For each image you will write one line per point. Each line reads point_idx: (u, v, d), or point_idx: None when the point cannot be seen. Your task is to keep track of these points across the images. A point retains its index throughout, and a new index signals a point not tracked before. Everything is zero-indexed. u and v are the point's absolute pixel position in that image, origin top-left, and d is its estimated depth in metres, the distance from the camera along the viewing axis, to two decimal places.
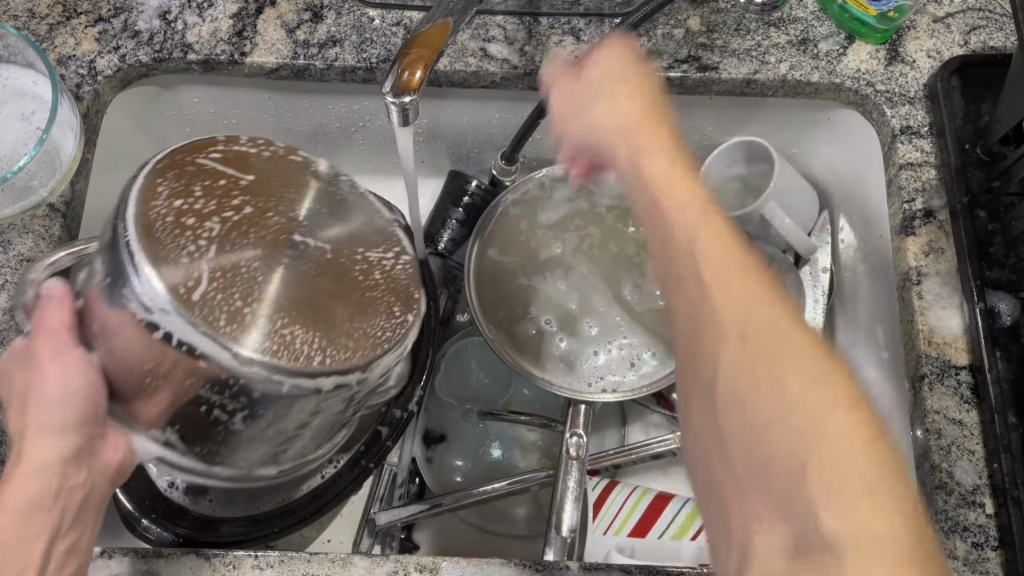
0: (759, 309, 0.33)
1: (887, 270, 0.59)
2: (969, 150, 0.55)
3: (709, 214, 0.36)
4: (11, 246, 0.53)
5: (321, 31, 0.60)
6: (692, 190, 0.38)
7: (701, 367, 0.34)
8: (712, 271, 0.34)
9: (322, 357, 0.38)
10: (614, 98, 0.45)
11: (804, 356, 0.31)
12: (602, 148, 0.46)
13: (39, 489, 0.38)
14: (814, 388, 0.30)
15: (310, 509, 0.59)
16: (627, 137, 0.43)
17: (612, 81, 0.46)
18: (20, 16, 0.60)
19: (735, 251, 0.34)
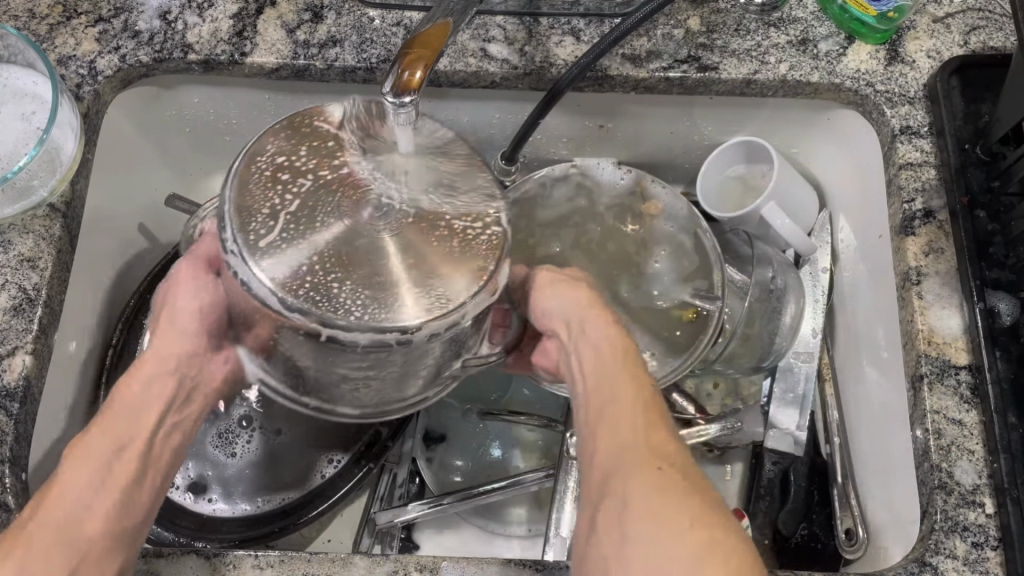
0: (631, 421, 0.39)
1: (887, 270, 0.59)
2: (969, 150, 0.55)
3: (607, 334, 0.43)
4: (11, 246, 0.53)
5: (321, 31, 0.60)
6: (617, 366, 0.41)
7: (607, 457, 0.39)
8: (600, 388, 0.41)
9: (361, 313, 0.36)
10: (571, 286, 0.45)
11: (662, 469, 0.37)
12: (561, 324, 0.44)
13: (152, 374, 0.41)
14: (672, 503, 0.36)
15: (311, 509, 0.59)
16: (571, 322, 0.44)
17: (571, 280, 0.45)
18: (20, 16, 0.60)
19: (623, 365, 0.41)
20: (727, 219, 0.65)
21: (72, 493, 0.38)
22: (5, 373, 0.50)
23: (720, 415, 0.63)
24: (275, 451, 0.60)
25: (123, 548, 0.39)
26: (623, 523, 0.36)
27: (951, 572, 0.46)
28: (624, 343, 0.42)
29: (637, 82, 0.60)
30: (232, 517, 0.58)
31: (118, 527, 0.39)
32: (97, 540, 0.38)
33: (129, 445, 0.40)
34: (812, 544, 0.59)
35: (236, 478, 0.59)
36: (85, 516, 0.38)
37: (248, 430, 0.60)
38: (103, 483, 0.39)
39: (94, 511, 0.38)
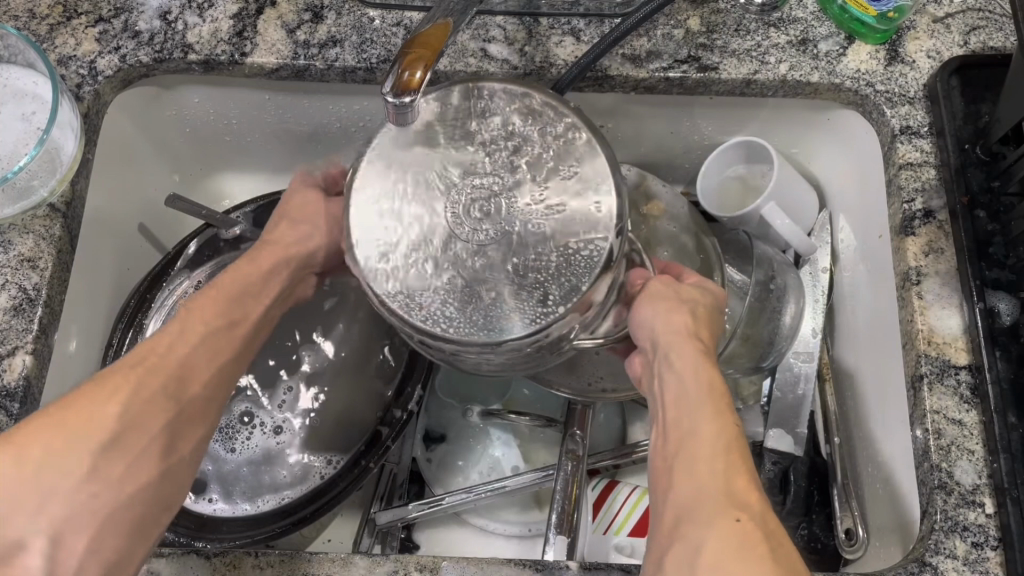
0: (710, 465, 0.39)
1: (887, 268, 0.59)
2: (969, 150, 0.55)
3: (699, 373, 0.42)
4: (11, 246, 0.53)
5: (321, 31, 0.60)
6: (708, 406, 0.41)
7: (684, 504, 0.38)
8: (682, 426, 0.41)
9: (444, 326, 0.41)
10: (672, 314, 0.45)
11: (739, 519, 0.37)
12: (653, 353, 0.45)
13: (268, 271, 0.51)
14: (748, 553, 0.35)
15: (310, 510, 0.59)
16: (661, 347, 0.44)
17: (678, 305, 0.46)
18: (20, 16, 0.60)
19: (711, 407, 0.41)
20: (727, 218, 0.65)
21: (188, 347, 0.44)
22: (5, 373, 0.50)
23: None
24: (275, 450, 0.60)
25: (208, 417, 0.45)
26: (692, 566, 0.36)
27: (951, 572, 0.46)
28: (715, 385, 0.42)
29: (637, 82, 0.60)
30: (233, 517, 0.58)
31: (212, 394, 0.45)
32: (196, 397, 0.43)
33: (234, 325, 0.47)
34: (812, 544, 0.59)
35: (236, 476, 0.59)
36: (190, 367, 0.44)
37: (248, 426, 0.60)
38: (211, 349, 0.45)
39: (202, 370, 0.44)
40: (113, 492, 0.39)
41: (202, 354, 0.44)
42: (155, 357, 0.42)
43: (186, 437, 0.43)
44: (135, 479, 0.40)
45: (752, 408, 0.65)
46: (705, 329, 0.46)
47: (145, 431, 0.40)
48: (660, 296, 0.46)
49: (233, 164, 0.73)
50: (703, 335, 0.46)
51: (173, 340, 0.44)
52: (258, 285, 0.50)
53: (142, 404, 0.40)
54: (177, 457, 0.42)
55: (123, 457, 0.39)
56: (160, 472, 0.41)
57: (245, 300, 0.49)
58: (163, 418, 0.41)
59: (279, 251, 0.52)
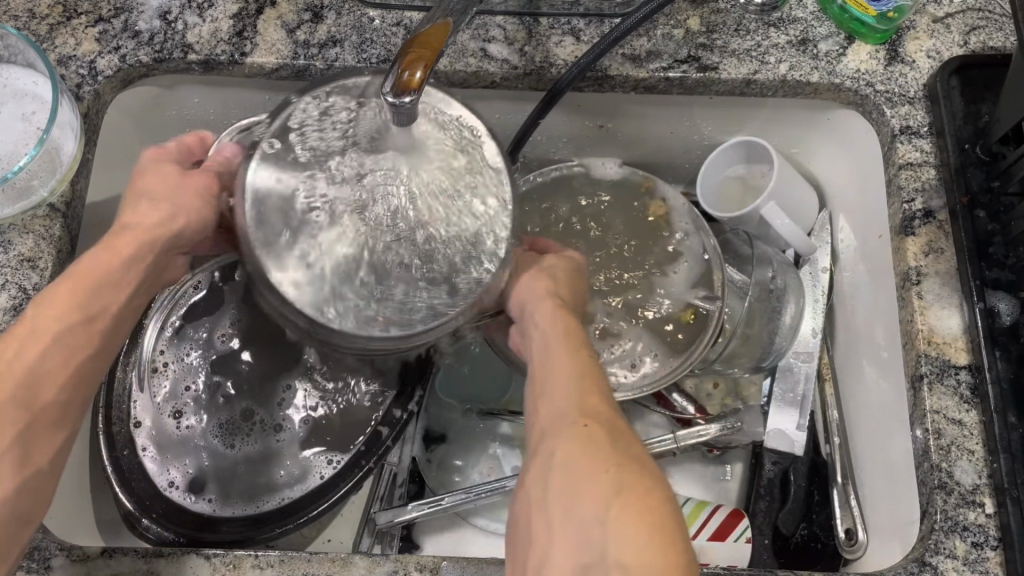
0: (563, 386, 0.41)
1: (887, 269, 0.59)
2: (969, 150, 0.55)
3: (557, 322, 0.45)
4: (11, 246, 0.53)
5: (321, 31, 0.60)
6: (560, 337, 0.44)
7: (543, 425, 0.40)
8: (541, 364, 0.43)
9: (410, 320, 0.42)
10: (536, 276, 0.47)
11: (586, 424, 0.39)
12: (517, 310, 0.47)
13: (128, 259, 0.45)
14: (595, 448, 0.37)
15: (309, 510, 0.59)
16: (522, 301, 0.47)
17: (539, 270, 0.48)
18: (20, 16, 0.60)
19: (566, 345, 0.43)
20: (728, 218, 0.65)
21: (38, 351, 0.42)
22: None
23: (720, 415, 0.64)
24: (273, 449, 0.60)
25: (69, 418, 0.44)
26: (549, 474, 0.38)
27: (951, 572, 0.46)
28: (571, 327, 0.44)
29: (637, 82, 0.60)
30: (232, 517, 0.58)
31: (71, 397, 0.44)
32: (51, 404, 0.43)
33: (90, 319, 0.44)
34: (811, 544, 0.59)
35: (235, 473, 0.59)
36: (38, 384, 0.42)
37: (248, 422, 0.60)
38: (66, 351, 0.43)
39: (55, 375, 0.43)
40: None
41: (56, 358, 0.43)
42: (2, 367, 0.41)
43: (42, 445, 0.43)
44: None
45: (753, 408, 0.64)
46: (561, 277, 0.49)
47: None
48: (522, 263, 0.48)
49: None
50: (569, 294, 0.48)
51: (22, 347, 0.42)
52: (122, 271, 0.45)
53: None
54: (33, 469, 0.42)
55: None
56: (15, 488, 0.41)
57: (104, 291, 0.45)
58: (7, 438, 0.41)
59: (140, 235, 0.46)
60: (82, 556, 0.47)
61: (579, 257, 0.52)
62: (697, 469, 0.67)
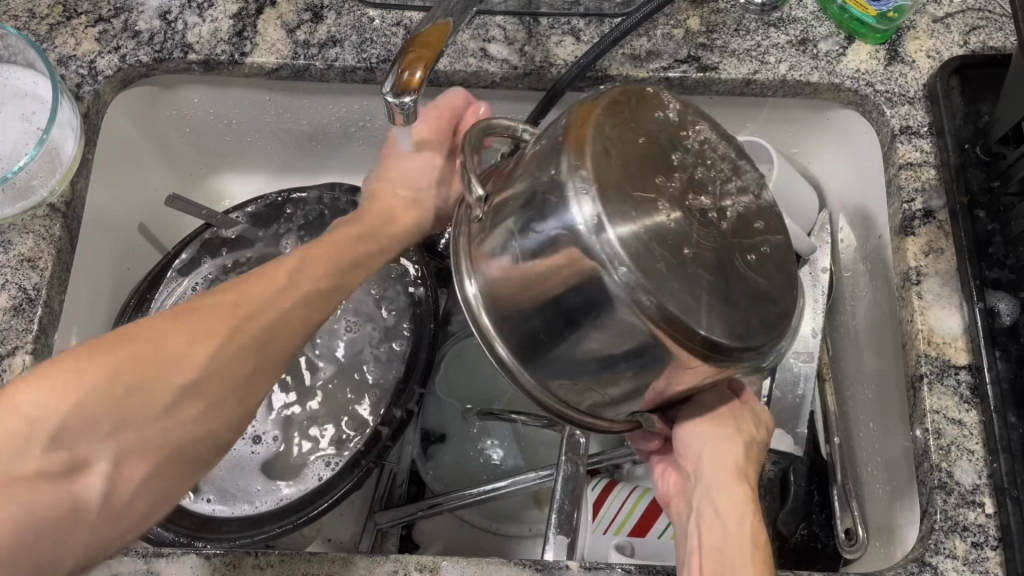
0: None
1: (886, 270, 0.59)
2: (969, 150, 0.55)
3: (740, 519, 0.44)
4: (11, 246, 0.53)
5: (321, 31, 0.60)
6: (745, 544, 0.43)
7: None
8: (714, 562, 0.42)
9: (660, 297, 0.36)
10: (728, 445, 0.46)
11: None
12: (698, 483, 0.47)
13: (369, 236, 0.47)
14: None
15: (310, 509, 0.57)
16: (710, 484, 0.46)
17: (726, 429, 0.47)
18: (20, 16, 0.60)
19: (748, 551, 0.42)
20: None
21: (292, 299, 0.41)
22: (5, 372, 0.50)
23: None
24: (254, 458, 0.61)
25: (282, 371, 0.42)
26: None
27: (951, 572, 0.46)
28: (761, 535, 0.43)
29: (637, 82, 0.60)
30: (233, 517, 0.57)
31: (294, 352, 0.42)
32: (285, 352, 0.40)
33: (339, 283, 0.44)
34: (811, 544, 0.59)
35: (224, 475, 0.59)
36: (286, 329, 0.40)
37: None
38: (312, 302, 0.42)
39: (298, 327, 0.41)
40: (182, 434, 0.36)
41: (302, 309, 0.41)
42: (260, 303, 0.39)
43: (258, 396, 0.40)
44: (202, 425, 0.37)
45: None
46: (752, 463, 0.47)
47: (224, 380, 0.37)
48: (723, 424, 0.47)
49: (232, 164, 0.73)
50: (751, 471, 0.47)
51: (280, 291, 0.40)
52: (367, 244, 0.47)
53: (236, 353, 0.38)
54: (242, 417, 0.39)
55: (199, 404, 0.37)
56: (226, 425, 0.38)
57: (353, 265, 0.45)
58: (243, 377, 0.38)
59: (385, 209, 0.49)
60: None
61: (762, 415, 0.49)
62: None
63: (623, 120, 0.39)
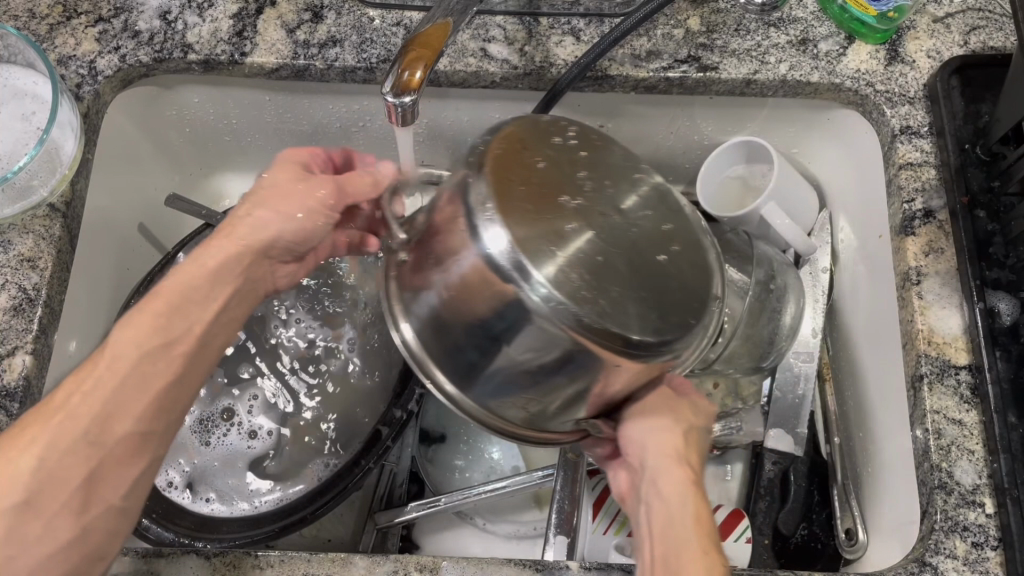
0: None
1: (887, 268, 0.59)
2: (969, 150, 0.55)
3: (681, 502, 0.42)
4: (11, 246, 0.53)
5: (321, 31, 0.60)
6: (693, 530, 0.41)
7: None
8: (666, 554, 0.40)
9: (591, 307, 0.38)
10: (661, 429, 0.45)
11: None
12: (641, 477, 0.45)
13: (208, 282, 0.43)
14: None
15: (309, 510, 0.57)
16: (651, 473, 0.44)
17: (661, 415, 0.45)
18: (20, 16, 0.60)
19: (699, 537, 0.40)
20: (728, 218, 0.65)
21: (113, 385, 0.39)
22: (4, 372, 0.50)
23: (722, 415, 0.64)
24: (251, 453, 0.60)
25: (150, 438, 0.41)
26: None
27: (951, 572, 0.46)
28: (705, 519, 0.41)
29: (637, 82, 0.60)
30: (233, 517, 0.57)
31: (149, 426, 0.40)
32: (122, 437, 0.39)
33: (174, 343, 0.41)
34: (812, 544, 0.59)
35: (221, 474, 0.59)
36: (113, 415, 0.39)
37: (227, 422, 0.61)
38: (145, 383, 0.40)
39: (136, 407, 0.40)
40: (30, 555, 0.37)
41: (131, 390, 0.40)
42: (77, 399, 0.39)
43: (117, 477, 0.40)
44: (54, 539, 0.38)
45: (753, 408, 0.64)
46: (692, 448, 0.45)
47: (60, 489, 0.38)
48: (666, 409, 0.45)
49: (232, 164, 0.73)
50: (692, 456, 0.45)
51: (100, 389, 0.39)
52: (206, 289, 0.43)
53: (58, 459, 0.38)
54: (103, 506, 0.39)
55: (37, 519, 0.37)
56: (86, 521, 0.39)
57: (178, 319, 0.42)
58: (80, 473, 0.38)
59: (235, 241, 0.44)
60: None
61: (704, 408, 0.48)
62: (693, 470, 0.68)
63: (531, 147, 0.42)
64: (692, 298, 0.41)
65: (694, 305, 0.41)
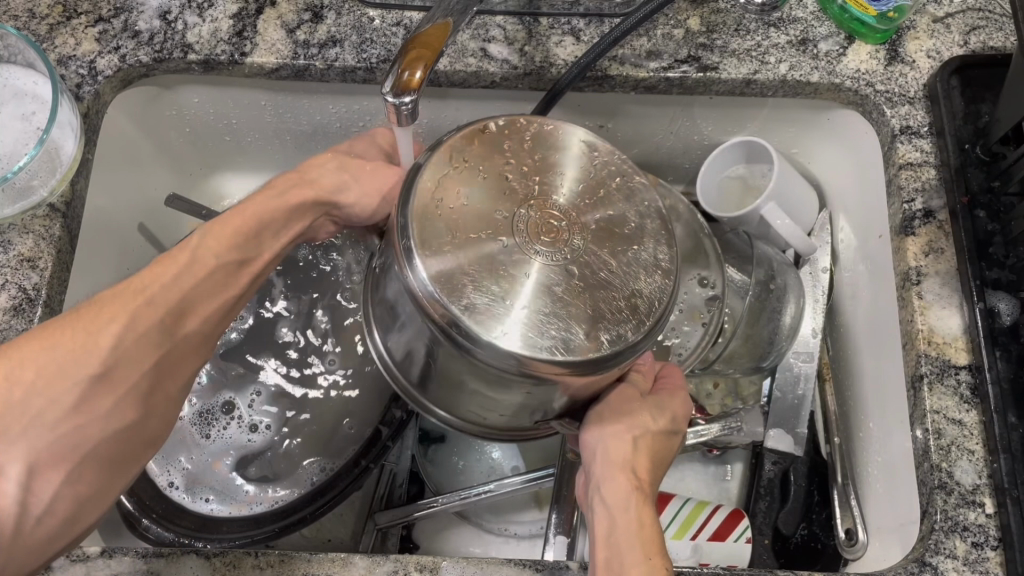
0: None
1: (887, 268, 0.59)
2: (969, 150, 0.55)
3: (627, 506, 0.43)
4: (11, 246, 0.53)
5: (321, 31, 0.60)
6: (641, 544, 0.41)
7: None
8: (609, 564, 0.41)
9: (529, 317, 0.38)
10: (618, 439, 0.45)
11: None
12: (592, 486, 0.45)
13: (294, 208, 0.47)
14: None
15: (310, 509, 0.58)
16: (603, 482, 0.44)
17: (621, 422, 0.46)
18: (20, 16, 0.60)
19: (641, 548, 0.41)
20: (727, 218, 0.65)
21: (193, 280, 0.42)
22: None
23: (720, 415, 0.62)
24: (251, 447, 0.60)
25: (204, 350, 0.44)
26: None
27: (951, 572, 0.46)
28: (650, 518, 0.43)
29: (637, 82, 0.60)
30: (232, 517, 0.58)
31: (209, 331, 0.44)
32: (193, 332, 0.42)
33: (247, 258, 0.45)
34: (812, 544, 0.59)
35: (217, 472, 0.59)
36: (187, 311, 0.42)
37: (227, 416, 0.61)
38: (212, 281, 0.43)
39: (202, 309, 0.43)
40: (96, 426, 0.39)
41: (205, 290, 0.43)
42: (156, 288, 0.41)
43: (174, 377, 0.42)
44: (116, 420, 0.39)
45: (753, 408, 0.63)
46: (648, 454, 0.46)
47: (133, 368, 0.40)
48: (609, 412, 0.46)
49: (233, 163, 0.73)
50: (648, 465, 0.46)
51: (179, 277, 0.42)
52: (283, 215, 0.47)
53: (134, 339, 0.40)
54: (163, 397, 0.42)
55: (110, 393, 0.39)
56: (144, 412, 0.41)
57: (260, 233, 0.45)
58: (153, 356, 0.40)
59: (314, 190, 0.48)
60: (81, 556, 0.46)
61: (678, 414, 0.48)
62: (697, 469, 0.68)
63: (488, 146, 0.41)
64: (638, 312, 0.40)
65: (640, 314, 0.40)
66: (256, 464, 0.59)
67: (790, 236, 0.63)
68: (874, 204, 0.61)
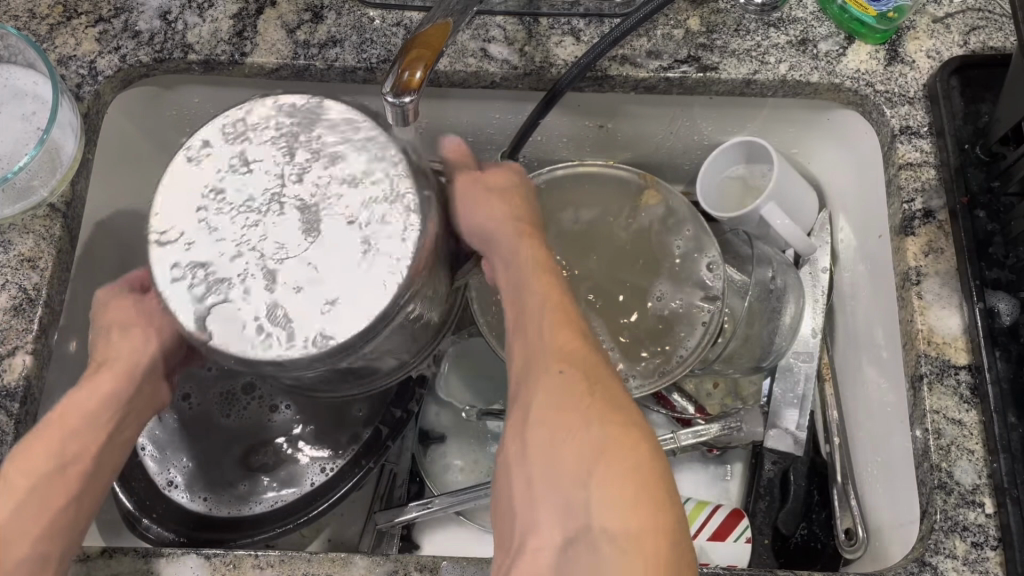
0: (542, 328, 0.44)
1: (887, 269, 0.59)
2: (969, 150, 0.55)
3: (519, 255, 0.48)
4: (11, 245, 0.53)
5: (321, 31, 0.60)
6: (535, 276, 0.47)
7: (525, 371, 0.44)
8: (516, 301, 0.47)
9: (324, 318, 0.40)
10: (490, 205, 0.49)
11: (563, 370, 0.42)
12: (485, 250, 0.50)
13: (95, 415, 0.46)
14: (574, 393, 0.41)
15: (310, 510, 0.58)
16: (485, 238, 0.49)
17: (485, 197, 0.49)
18: (20, 16, 0.60)
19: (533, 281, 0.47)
20: (727, 219, 0.65)
21: (12, 508, 0.42)
22: (5, 372, 0.50)
23: (720, 415, 0.64)
24: (269, 429, 0.60)
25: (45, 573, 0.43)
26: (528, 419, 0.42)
27: (951, 572, 0.46)
28: (539, 256, 0.48)
29: (637, 82, 0.60)
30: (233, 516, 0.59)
31: (44, 555, 0.43)
32: (23, 557, 0.42)
33: (70, 465, 0.45)
34: (812, 544, 0.59)
35: (224, 467, 0.60)
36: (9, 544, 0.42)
37: (248, 395, 0.60)
38: (32, 499, 0.43)
39: (29, 532, 0.43)
40: None
41: (30, 511, 0.43)
42: None
43: None
44: None
45: (753, 408, 0.64)
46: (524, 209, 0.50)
47: None
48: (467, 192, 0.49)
49: None
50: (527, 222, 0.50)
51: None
52: (87, 437, 0.46)
53: None
54: None
55: None
56: None
57: (76, 438, 0.45)
58: None
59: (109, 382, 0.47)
60: (81, 556, 0.47)
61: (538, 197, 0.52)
62: (697, 470, 0.68)
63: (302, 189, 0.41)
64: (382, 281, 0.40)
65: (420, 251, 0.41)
66: (267, 450, 0.60)
67: (789, 235, 0.63)
68: (874, 202, 0.62)
